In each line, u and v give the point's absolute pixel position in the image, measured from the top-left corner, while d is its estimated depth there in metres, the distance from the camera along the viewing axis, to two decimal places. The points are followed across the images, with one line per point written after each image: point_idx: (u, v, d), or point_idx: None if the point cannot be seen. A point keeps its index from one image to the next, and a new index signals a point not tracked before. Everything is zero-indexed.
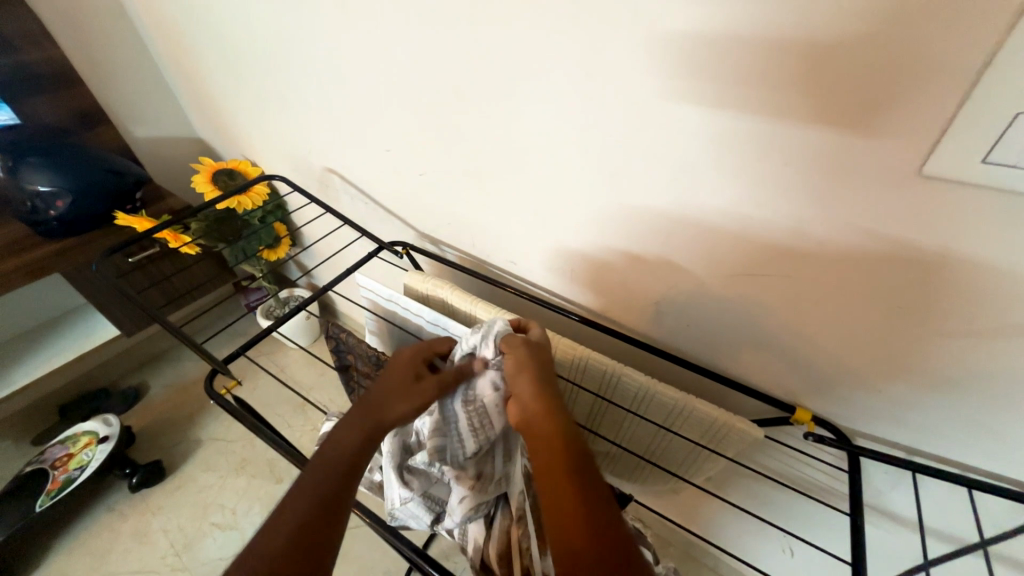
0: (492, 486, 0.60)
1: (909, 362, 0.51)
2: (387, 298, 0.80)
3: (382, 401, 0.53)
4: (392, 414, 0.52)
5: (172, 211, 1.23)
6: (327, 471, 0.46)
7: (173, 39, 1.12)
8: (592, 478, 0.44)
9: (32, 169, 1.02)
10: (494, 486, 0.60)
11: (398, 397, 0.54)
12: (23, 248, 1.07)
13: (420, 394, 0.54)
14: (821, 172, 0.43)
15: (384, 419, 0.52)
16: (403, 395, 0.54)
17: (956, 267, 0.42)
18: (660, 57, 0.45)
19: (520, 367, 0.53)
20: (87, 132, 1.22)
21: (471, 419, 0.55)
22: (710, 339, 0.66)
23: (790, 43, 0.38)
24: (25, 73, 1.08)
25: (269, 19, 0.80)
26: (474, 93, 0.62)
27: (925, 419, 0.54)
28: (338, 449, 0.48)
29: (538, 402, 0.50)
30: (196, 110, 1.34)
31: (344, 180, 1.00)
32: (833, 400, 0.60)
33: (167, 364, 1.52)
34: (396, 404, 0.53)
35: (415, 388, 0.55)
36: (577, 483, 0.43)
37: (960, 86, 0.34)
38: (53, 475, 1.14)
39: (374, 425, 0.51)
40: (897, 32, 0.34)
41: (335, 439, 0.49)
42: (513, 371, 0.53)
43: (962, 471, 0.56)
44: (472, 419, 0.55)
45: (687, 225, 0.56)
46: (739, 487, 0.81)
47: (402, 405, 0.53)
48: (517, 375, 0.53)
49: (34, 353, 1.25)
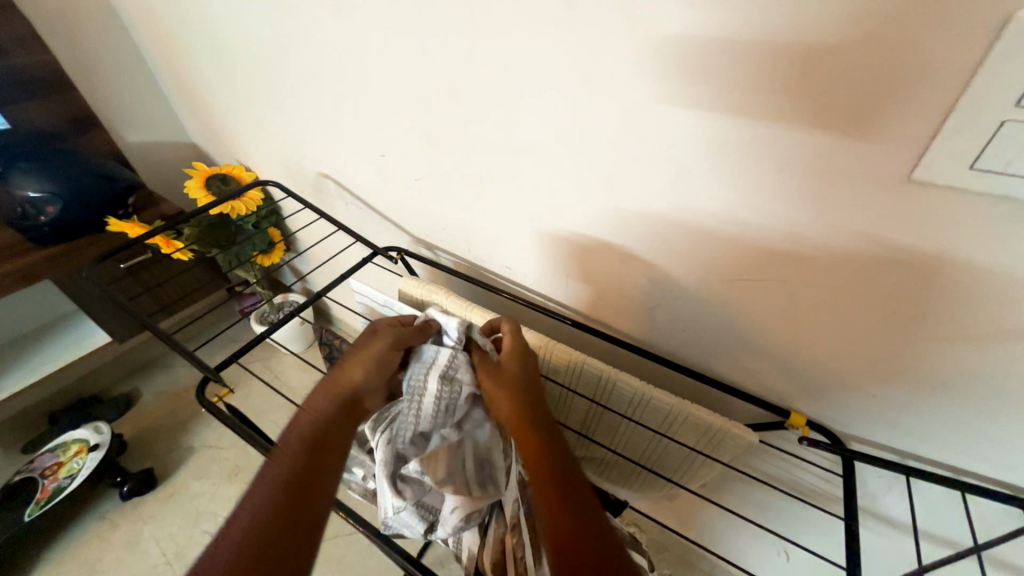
0: (479, 490, 0.58)
1: (902, 366, 0.51)
2: (381, 303, 0.80)
3: (338, 371, 0.55)
4: (349, 381, 0.55)
5: (165, 216, 1.22)
6: (298, 443, 0.48)
7: (167, 43, 1.12)
8: (577, 479, 0.46)
9: (23, 174, 1.01)
10: (478, 489, 0.58)
11: (355, 366, 0.56)
12: (13, 254, 1.06)
13: (372, 357, 0.57)
14: (813, 177, 0.44)
15: (346, 391, 0.54)
16: (362, 363, 0.57)
17: (948, 271, 0.42)
18: (653, 63, 0.45)
19: (497, 374, 0.56)
20: (79, 137, 1.21)
21: (440, 395, 0.55)
22: (705, 343, 0.66)
23: (783, 49, 0.39)
24: (17, 78, 1.07)
25: (263, 24, 0.80)
26: (468, 99, 0.63)
27: (919, 422, 0.55)
28: (308, 422, 0.50)
29: (514, 404, 0.53)
30: (190, 115, 1.33)
31: (338, 185, 1.00)
32: (827, 404, 0.61)
33: (159, 370, 1.50)
34: (350, 372, 0.56)
35: (368, 353, 0.57)
36: (564, 484, 0.44)
37: (949, 92, 0.34)
38: (42, 484, 1.12)
39: (337, 396, 0.53)
40: (887, 38, 0.34)
41: (302, 416, 0.51)
42: (489, 381, 0.56)
43: (956, 474, 0.56)
44: (440, 401, 0.55)
45: (680, 231, 0.56)
46: (735, 491, 0.81)
47: (358, 370, 0.56)
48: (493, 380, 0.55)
49: (24, 360, 1.23)
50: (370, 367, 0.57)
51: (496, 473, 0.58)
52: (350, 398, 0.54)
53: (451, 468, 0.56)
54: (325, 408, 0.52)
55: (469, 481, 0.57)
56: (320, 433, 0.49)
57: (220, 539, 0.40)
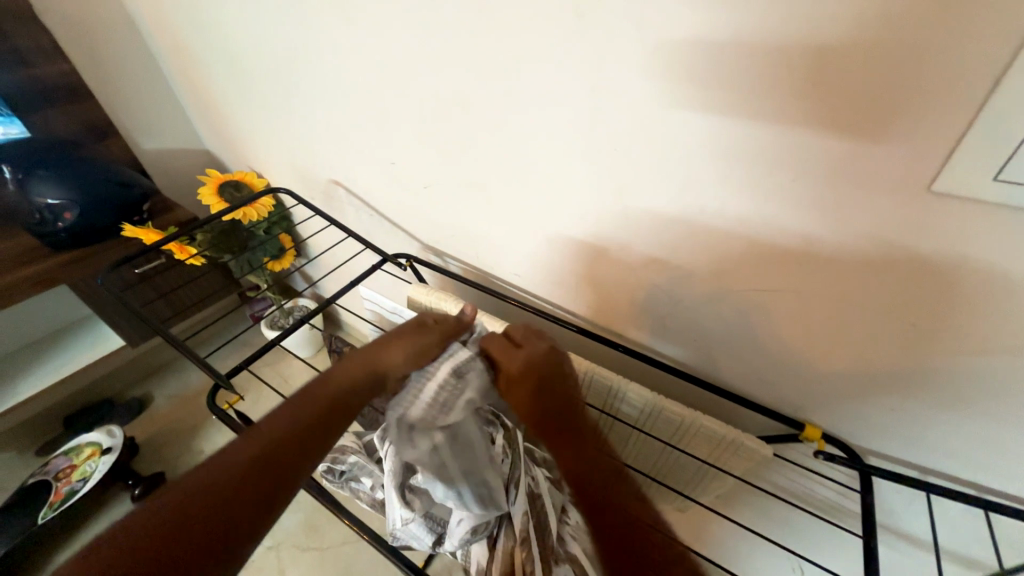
0: (479, 507, 0.56)
1: (922, 378, 0.50)
2: (390, 310, 0.80)
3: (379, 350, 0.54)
4: (387, 358, 0.54)
5: (179, 222, 1.24)
6: (312, 403, 0.49)
7: (183, 54, 1.14)
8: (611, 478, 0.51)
9: (42, 182, 1.03)
10: (478, 506, 0.56)
11: (398, 346, 0.55)
12: (31, 259, 1.08)
13: (417, 341, 0.55)
14: (830, 186, 0.43)
15: (380, 366, 0.54)
16: (404, 344, 0.55)
17: (971, 284, 0.41)
18: (665, 71, 0.45)
19: (511, 387, 0.54)
20: (97, 144, 1.24)
21: (440, 390, 0.52)
22: (718, 353, 0.65)
23: (799, 57, 0.38)
24: (38, 88, 1.10)
25: (277, 35, 0.81)
26: (478, 108, 0.63)
27: (940, 437, 0.53)
28: (329, 385, 0.51)
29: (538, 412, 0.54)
30: (204, 123, 1.35)
31: (348, 192, 1.01)
32: (843, 417, 0.59)
33: (171, 374, 1.52)
34: (390, 352, 0.54)
35: (409, 335, 0.56)
36: (602, 486, 0.49)
37: (972, 101, 0.33)
38: (55, 487, 1.14)
39: (371, 365, 0.53)
40: (908, 46, 0.34)
41: (334, 372, 0.52)
42: (506, 391, 0.55)
43: (979, 492, 0.55)
44: (439, 394, 0.52)
45: (692, 241, 0.56)
46: (747, 504, 0.80)
47: (400, 351, 0.54)
48: (511, 389, 0.55)
49: (40, 363, 1.26)
50: (411, 350, 0.54)
51: (494, 492, 0.56)
52: (380, 373, 0.54)
53: (445, 482, 0.53)
54: (354, 372, 0.52)
55: (468, 500, 0.55)
56: (343, 394, 0.51)
57: (209, 464, 0.42)
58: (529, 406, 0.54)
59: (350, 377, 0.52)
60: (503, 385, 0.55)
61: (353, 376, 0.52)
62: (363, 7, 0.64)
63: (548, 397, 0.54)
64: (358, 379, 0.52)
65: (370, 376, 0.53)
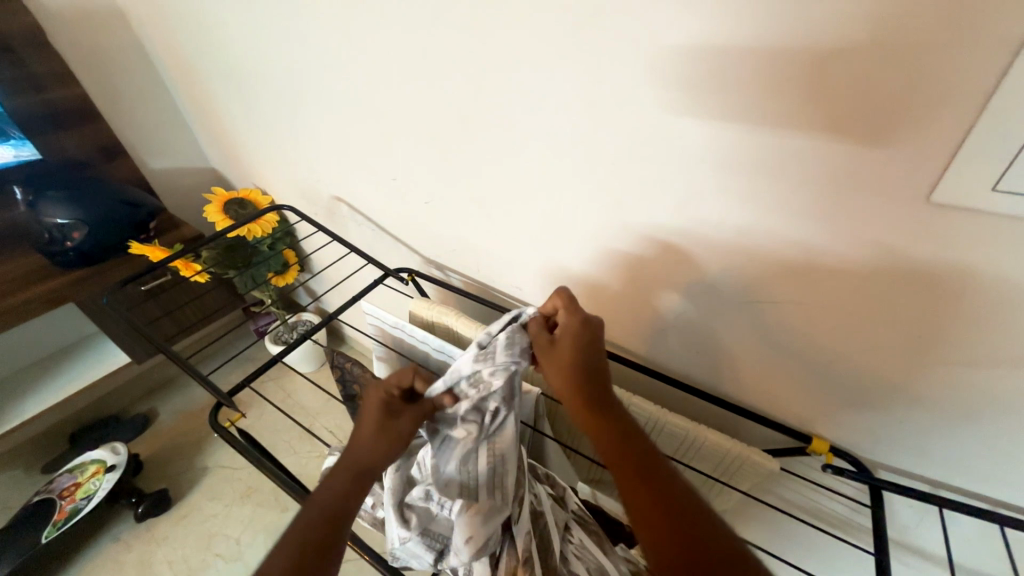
0: (488, 494, 0.55)
1: (932, 389, 0.49)
2: (392, 325, 0.79)
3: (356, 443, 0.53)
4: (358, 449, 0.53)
5: (185, 239, 1.26)
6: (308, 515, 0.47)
7: (191, 75, 1.17)
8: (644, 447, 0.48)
9: (51, 202, 1.05)
10: (486, 494, 0.55)
11: (365, 431, 0.54)
12: (40, 277, 1.10)
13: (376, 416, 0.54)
14: (829, 197, 0.43)
15: (359, 456, 0.52)
16: (372, 425, 0.54)
17: (976, 294, 0.41)
18: (664, 86, 0.46)
19: (551, 349, 0.53)
20: (107, 164, 1.27)
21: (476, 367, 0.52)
22: (721, 364, 0.64)
23: (795, 71, 0.39)
24: (51, 111, 1.13)
25: (282, 57, 0.83)
26: (476, 125, 0.64)
27: (951, 449, 0.52)
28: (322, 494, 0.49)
29: (579, 373, 0.52)
30: (211, 142, 1.38)
31: (351, 208, 1.02)
32: (852, 430, 0.58)
33: (176, 390, 1.53)
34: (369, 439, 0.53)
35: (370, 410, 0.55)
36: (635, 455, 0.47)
37: (967, 112, 0.34)
38: (59, 505, 1.13)
39: (346, 467, 0.51)
40: (904, 59, 0.34)
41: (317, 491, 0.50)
42: (545, 355, 0.54)
43: (993, 506, 0.53)
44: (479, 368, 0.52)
45: (692, 251, 0.56)
46: (755, 521, 0.78)
47: (368, 433, 0.53)
48: (551, 350, 0.53)
49: (47, 381, 1.26)
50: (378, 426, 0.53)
51: (506, 478, 0.55)
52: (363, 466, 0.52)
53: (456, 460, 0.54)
54: (333, 482, 0.50)
55: (474, 485, 0.55)
56: (332, 506, 0.48)
57: None
58: (570, 372, 0.52)
59: (333, 488, 0.49)
60: (544, 345, 0.54)
61: (337, 485, 0.50)
62: (364, 30, 0.66)
63: (590, 362, 0.53)
64: (341, 485, 0.50)
65: (352, 475, 0.51)
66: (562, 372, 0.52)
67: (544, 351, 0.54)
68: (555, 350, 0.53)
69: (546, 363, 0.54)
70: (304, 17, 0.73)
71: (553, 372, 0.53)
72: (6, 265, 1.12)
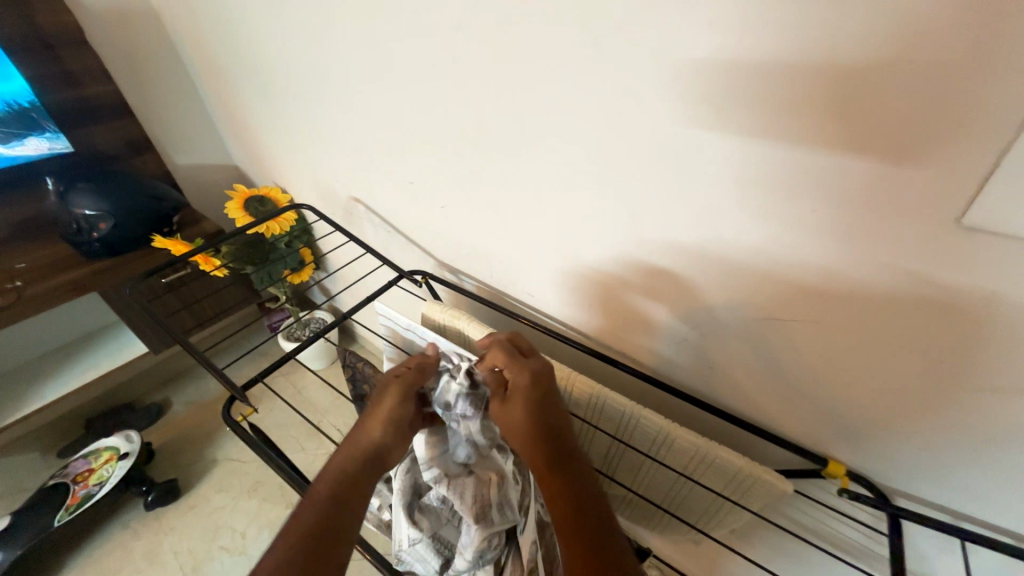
0: (499, 516, 0.57)
1: (953, 417, 0.47)
2: (404, 327, 0.78)
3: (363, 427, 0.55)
4: (366, 437, 0.54)
5: (205, 234, 1.29)
6: (333, 480, 0.50)
7: (217, 73, 1.19)
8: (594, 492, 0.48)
9: (80, 194, 1.09)
10: (496, 515, 0.57)
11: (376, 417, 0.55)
12: (65, 267, 1.13)
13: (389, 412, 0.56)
14: (853, 215, 0.42)
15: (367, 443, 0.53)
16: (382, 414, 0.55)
17: (1004, 322, 0.39)
18: (683, 90, 0.45)
19: (504, 408, 0.54)
20: (135, 159, 1.30)
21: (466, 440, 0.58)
22: (733, 379, 0.63)
23: (824, 81, 0.38)
24: (85, 105, 1.17)
25: (307, 58, 0.84)
26: (496, 132, 0.64)
27: (971, 479, 0.50)
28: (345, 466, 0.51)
29: (533, 436, 0.51)
30: (233, 138, 1.40)
31: (369, 209, 1.03)
32: (868, 454, 0.57)
33: (189, 382, 1.55)
34: (371, 425, 0.55)
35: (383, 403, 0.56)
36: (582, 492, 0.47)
37: (1001, 133, 0.32)
38: (73, 490, 1.15)
39: (360, 447, 0.53)
40: (940, 76, 0.33)
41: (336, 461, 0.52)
42: (499, 413, 0.54)
43: (1018, 542, 0.51)
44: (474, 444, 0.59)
45: (710, 262, 0.55)
46: (766, 543, 0.76)
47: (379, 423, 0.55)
48: (502, 411, 0.54)
49: (65, 368, 1.30)
50: (391, 425, 0.55)
51: (511, 494, 0.58)
52: (372, 453, 0.53)
53: (473, 487, 0.56)
54: (351, 459, 0.52)
55: (486, 505, 0.56)
56: (337, 496, 0.48)
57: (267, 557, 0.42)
58: (525, 426, 0.52)
59: (332, 480, 0.50)
60: (497, 408, 0.54)
61: (339, 475, 0.50)
62: (387, 30, 0.67)
63: (546, 419, 0.53)
64: (355, 463, 0.52)
65: (365, 458, 0.52)
66: (514, 433, 0.52)
67: (499, 416, 0.54)
68: (508, 409, 0.54)
69: (501, 421, 0.54)
70: (328, 19, 0.74)
71: (508, 431, 0.53)
72: (35, 253, 1.16)
